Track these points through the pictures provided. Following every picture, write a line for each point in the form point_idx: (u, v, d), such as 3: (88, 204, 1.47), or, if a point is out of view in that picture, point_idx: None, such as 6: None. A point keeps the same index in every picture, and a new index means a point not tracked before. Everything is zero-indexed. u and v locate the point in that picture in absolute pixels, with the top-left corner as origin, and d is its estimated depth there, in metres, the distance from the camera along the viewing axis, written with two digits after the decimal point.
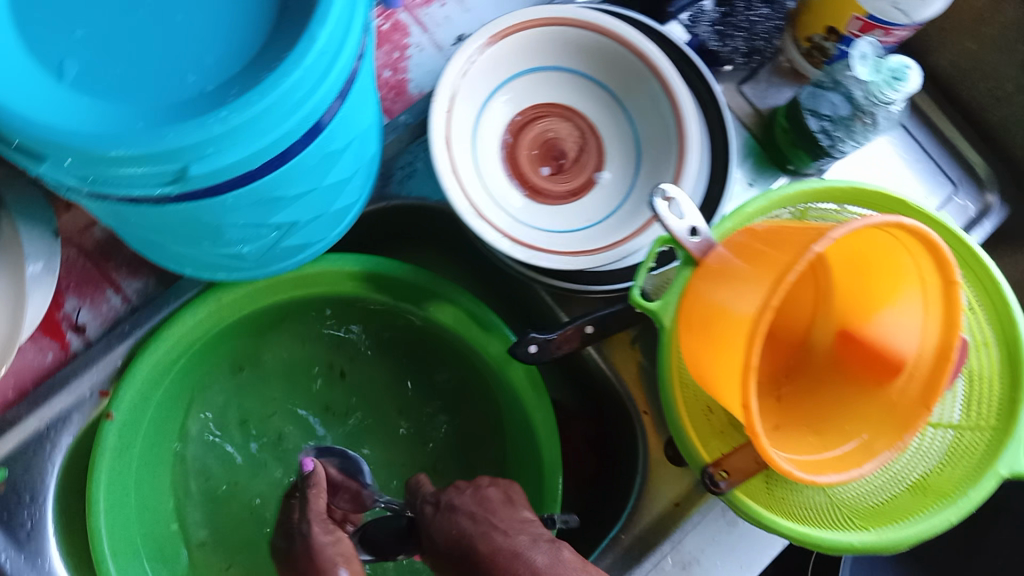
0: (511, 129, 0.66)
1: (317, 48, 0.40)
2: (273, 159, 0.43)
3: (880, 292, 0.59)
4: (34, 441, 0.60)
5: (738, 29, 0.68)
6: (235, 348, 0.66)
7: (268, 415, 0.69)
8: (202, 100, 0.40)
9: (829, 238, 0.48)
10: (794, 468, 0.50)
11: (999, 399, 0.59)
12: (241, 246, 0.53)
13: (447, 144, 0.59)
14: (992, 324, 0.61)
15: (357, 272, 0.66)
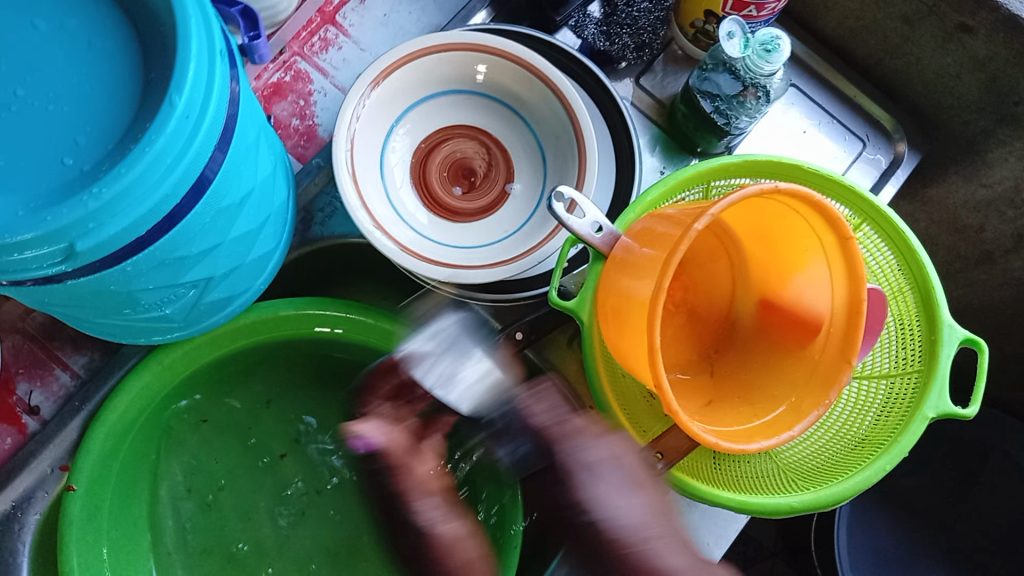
0: (416, 158, 0.68)
1: (178, 114, 0.43)
2: (161, 221, 0.46)
3: (789, 258, 0.61)
4: (3, 522, 0.63)
5: (622, 26, 0.71)
6: (196, 404, 0.69)
7: (233, 466, 0.71)
8: (79, 181, 0.43)
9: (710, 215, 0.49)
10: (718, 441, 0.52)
11: (921, 342, 0.60)
12: (163, 308, 0.55)
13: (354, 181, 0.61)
14: (904, 272, 0.61)
15: (295, 317, 0.67)
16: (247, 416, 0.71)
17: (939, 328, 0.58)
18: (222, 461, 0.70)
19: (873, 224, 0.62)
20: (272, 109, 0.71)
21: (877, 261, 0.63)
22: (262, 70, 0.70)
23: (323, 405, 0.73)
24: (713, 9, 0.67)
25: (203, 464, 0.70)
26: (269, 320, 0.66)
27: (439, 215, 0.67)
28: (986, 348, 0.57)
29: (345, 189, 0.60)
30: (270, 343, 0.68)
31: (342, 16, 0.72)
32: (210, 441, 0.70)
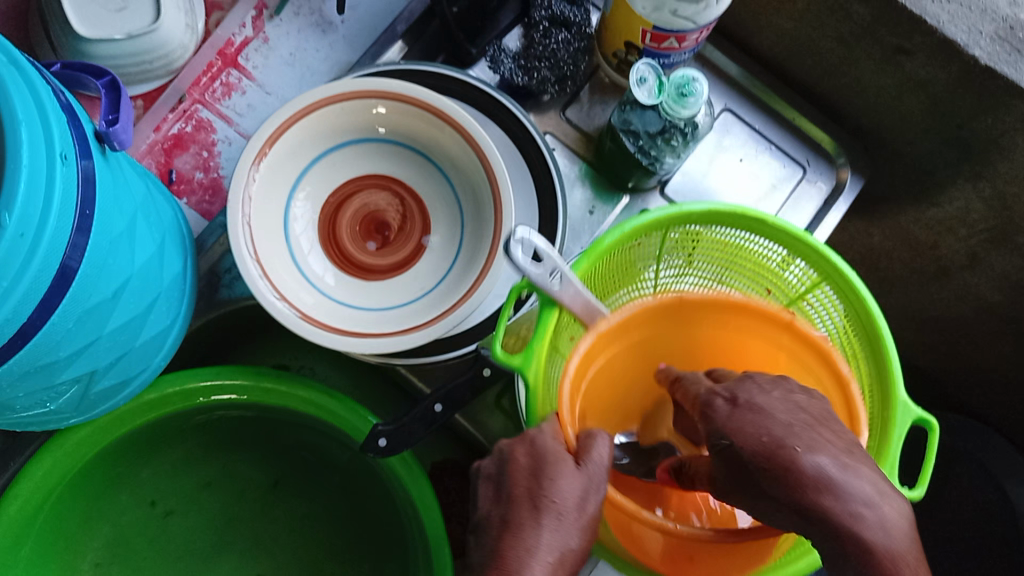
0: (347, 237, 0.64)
1: (9, 234, 0.39)
2: (9, 340, 0.42)
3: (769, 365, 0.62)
4: None
5: (540, 59, 0.66)
6: (120, 474, 0.67)
7: (159, 535, 0.69)
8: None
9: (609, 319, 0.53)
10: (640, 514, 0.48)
11: (871, 415, 0.56)
12: (42, 405, 0.52)
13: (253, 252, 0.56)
14: (859, 337, 0.57)
15: (207, 386, 0.64)
16: (177, 478, 0.70)
17: (893, 405, 0.54)
18: (151, 526, 0.69)
19: (832, 284, 0.57)
20: (174, 163, 0.67)
21: (833, 322, 0.60)
22: (161, 122, 0.67)
23: (256, 467, 0.71)
24: (634, 41, 0.63)
25: (131, 532, 0.69)
26: (188, 394, 0.64)
27: (352, 276, 0.63)
28: (939, 430, 0.53)
29: (244, 264, 0.55)
30: (192, 411, 0.66)
31: (245, 58, 0.68)
32: (137, 508, 0.69)
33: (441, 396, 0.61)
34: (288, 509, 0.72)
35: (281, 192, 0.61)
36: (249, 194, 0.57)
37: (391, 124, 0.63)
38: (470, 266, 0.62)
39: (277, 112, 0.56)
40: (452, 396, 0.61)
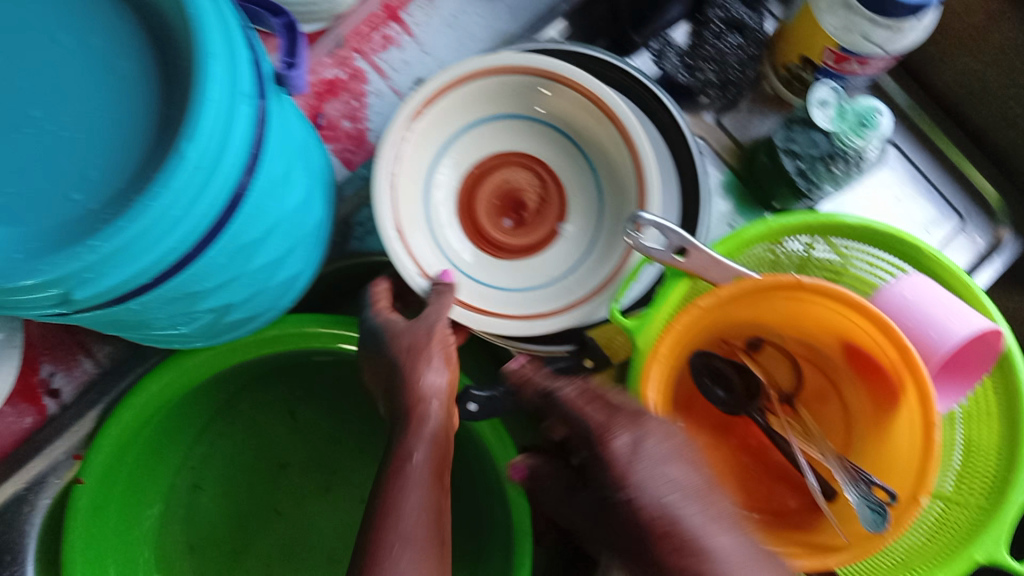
0: (469, 181, 0.64)
1: (189, 167, 0.39)
2: (172, 266, 0.43)
3: (877, 382, 0.54)
4: (15, 502, 0.63)
5: (706, 61, 0.63)
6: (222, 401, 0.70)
7: (243, 466, 0.71)
8: (81, 222, 0.41)
9: (712, 294, 0.50)
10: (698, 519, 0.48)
11: (993, 474, 0.54)
12: (177, 327, 0.53)
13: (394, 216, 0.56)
14: (999, 392, 0.55)
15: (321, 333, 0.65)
16: (267, 415, 0.72)
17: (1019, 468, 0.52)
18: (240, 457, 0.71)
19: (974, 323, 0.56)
20: (324, 108, 0.67)
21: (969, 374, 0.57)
22: (317, 65, 0.67)
23: (347, 420, 0.73)
24: (812, 58, 0.60)
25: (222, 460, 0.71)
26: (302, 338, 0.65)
27: (483, 250, 0.63)
28: None
29: (382, 225, 0.55)
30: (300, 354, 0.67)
31: (407, 14, 0.68)
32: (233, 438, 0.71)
33: (536, 374, 0.59)
34: (365, 463, 0.72)
35: (427, 155, 0.61)
36: (398, 153, 0.57)
37: (546, 105, 0.62)
38: (602, 263, 0.61)
39: (440, 75, 0.56)
40: None
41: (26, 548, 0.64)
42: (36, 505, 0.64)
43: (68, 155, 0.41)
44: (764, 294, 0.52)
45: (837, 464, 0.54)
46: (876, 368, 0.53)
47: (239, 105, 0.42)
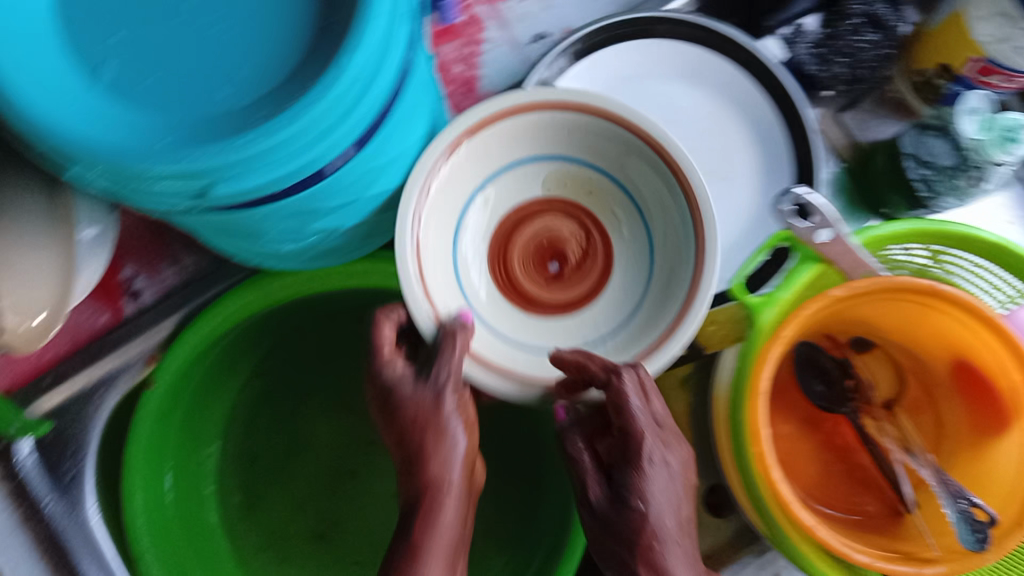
0: (509, 220, 0.59)
1: (351, 74, 0.38)
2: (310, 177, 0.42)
3: (980, 401, 0.54)
4: (83, 397, 0.62)
5: (840, 55, 0.61)
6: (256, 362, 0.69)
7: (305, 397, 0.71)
8: (226, 120, 0.39)
9: (845, 287, 0.50)
10: (800, 513, 0.48)
11: None
12: (280, 245, 0.52)
13: (417, 248, 0.51)
14: None
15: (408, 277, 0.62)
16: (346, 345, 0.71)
17: None
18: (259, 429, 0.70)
19: None
20: None
21: None
22: None
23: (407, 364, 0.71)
24: (952, 65, 0.59)
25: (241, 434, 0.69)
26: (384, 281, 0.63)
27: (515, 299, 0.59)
28: None
29: (403, 265, 0.50)
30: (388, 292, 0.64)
31: None
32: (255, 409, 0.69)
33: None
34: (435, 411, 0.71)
35: (465, 189, 0.57)
36: (428, 184, 0.52)
37: (593, 144, 0.57)
38: (646, 331, 0.55)
39: (481, 105, 0.52)
40: None
41: (89, 442, 0.63)
42: (104, 403, 0.63)
43: (216, 48, 0.40)
44: (898, 296, 0.52)
45: (932, 474, 0.53)
46: (982, 386, 0.53)
47: (395, 20, 0.41)
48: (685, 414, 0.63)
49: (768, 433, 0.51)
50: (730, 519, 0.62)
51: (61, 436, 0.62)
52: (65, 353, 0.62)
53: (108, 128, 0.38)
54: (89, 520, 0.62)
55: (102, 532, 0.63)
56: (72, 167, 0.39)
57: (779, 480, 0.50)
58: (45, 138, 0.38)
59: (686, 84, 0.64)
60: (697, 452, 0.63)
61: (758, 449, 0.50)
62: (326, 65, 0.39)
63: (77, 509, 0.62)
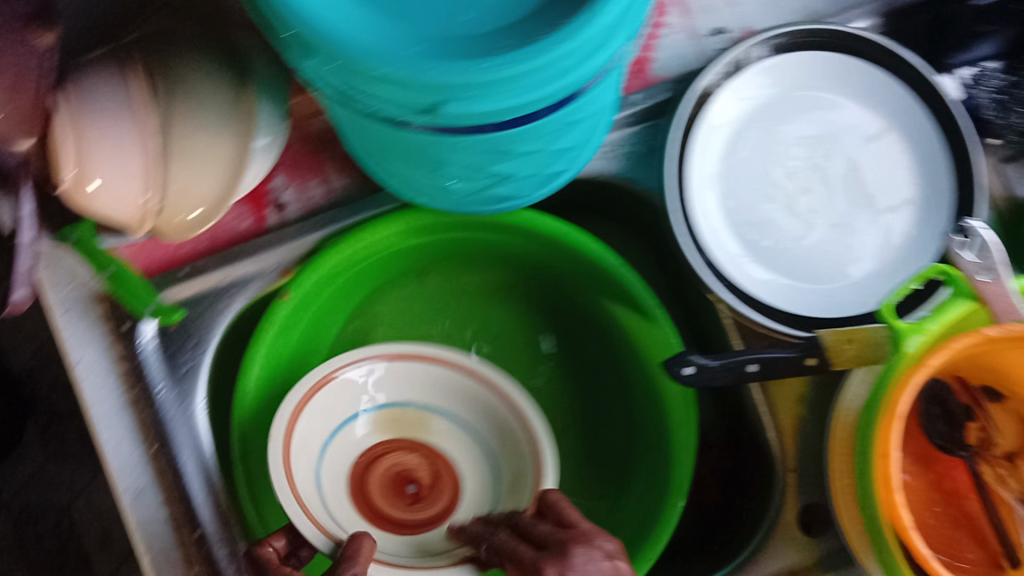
0: (360, 467, 0.63)
1: (608, 19, 0.37)
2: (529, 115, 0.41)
3: None
4: (212, 295, 0.63)
5: (1020, 104, 0.63)
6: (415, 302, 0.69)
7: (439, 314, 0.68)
8: (472, 41, 0.38)
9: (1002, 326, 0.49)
10: (918, 542, 0.48)
11: None
12: (451, 181, 0.52)
13: (286, 439, 0.56)
14: None
15: (565, 231, 0.62)
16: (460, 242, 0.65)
17: None
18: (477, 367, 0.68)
19: None
20: None
21: None
22: None
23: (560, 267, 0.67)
24: None
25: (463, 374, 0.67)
26: (533, 228, 0.62)
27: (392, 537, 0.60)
28: None
29: (276, 443, 0.55)
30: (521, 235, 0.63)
31: None
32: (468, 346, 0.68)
33: (760, 357, 0.57)
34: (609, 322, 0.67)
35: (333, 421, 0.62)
36: (293, 427, 0.57)
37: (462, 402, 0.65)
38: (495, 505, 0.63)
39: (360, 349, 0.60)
40: (771, 363, 0.57)
41: (209, 339, 0.63)
42: (231, 304, 0.63)
43: None
44: None
45: None
46: None
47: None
48: (794, 429, 0.63)
49: (896, 459, 0.51)
50: (819, 541, 0.61)
51: (183, 328, 0.63)
52: (203, 250, 0.62)
53: (359, 22, 0.37)
54: (195, 414, 0.63)
55: (204, 427, 0.64)
56: (313, 54, 0.38)
57: (900, 505, 0.50)
58: (290, 23, 0.37)
59: (851, 100, 0.62)
60: (801, 468, 0.63)
61: (885, 472, 0.50)
62: (585, 4, 0.37)
63: (187, 402, 0.63)
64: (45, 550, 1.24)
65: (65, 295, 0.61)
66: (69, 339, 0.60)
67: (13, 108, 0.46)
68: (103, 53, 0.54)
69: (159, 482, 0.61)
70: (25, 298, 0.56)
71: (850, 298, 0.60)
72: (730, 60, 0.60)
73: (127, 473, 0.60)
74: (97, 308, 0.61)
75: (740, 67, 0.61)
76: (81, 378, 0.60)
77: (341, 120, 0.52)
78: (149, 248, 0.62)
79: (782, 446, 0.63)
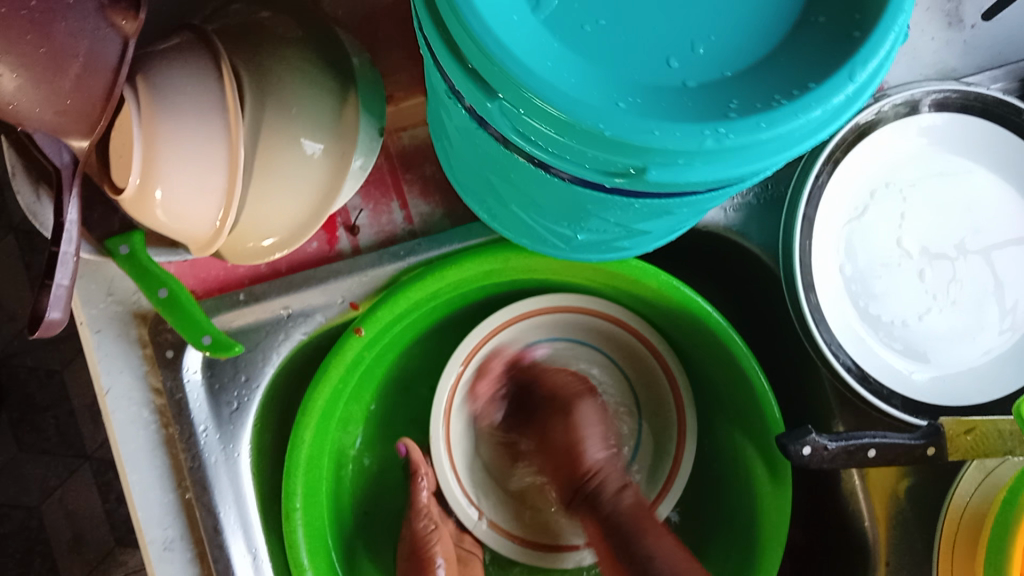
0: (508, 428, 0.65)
1: (852, 92, 0.32)
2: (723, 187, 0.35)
3: None
4: (270, 324, 0.56)
5: None
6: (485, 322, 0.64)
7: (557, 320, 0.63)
8: (683, 97, 0.32)
9: None
10: None
11: None
12: (577, 231, 0.46)
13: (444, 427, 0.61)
14: None
15: (662, 279, 0.55)
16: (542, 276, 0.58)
17: None
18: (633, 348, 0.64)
19: None
20: None
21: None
22: None
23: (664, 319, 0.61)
24: None
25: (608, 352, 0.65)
26: (636, 276, 0.56)
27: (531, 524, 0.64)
28: None
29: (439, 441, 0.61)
30: (615, 274, 0.56)
31: None
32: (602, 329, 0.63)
33: (880, 442, 0.52)
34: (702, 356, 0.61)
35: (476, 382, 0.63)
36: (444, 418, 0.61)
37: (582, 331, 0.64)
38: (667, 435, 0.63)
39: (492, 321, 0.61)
40: (890, 450, 0.52)
41: (262, 375, 0.56)
42: (290, 336, 0.56)
43: (684, 14, 0.33)
44: None
45: None
46: None
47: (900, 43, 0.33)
48: (891, 517, 0.58)
49: None
50: None
51: (234, 360, 0.56)
52: (263, 273, 0.56)
53: (560, 65, 0.32)
54: (240, 459, 0.56)
55: (247, 476, 0.56)
56: (499, 95, 0.33)
57: None
58: (477, 54, 0.32)
59: (987, 173, 0.58)
60: (896, 562, 0.58)
61: None
62: (825, 71, 0.32)
63: (231, 445, 0.56)
64: (11, 548, 1.13)
65: (98, 313, 0.54)
66: (99, 364, 0.54)
67: (75, 100, 0.43)
68: (184, 40, 0.47)
69: (189, 535, 0.54)
70: (61, 319, 0.49)
71: (970, 384, 0.56)
72: (905, 97, 0.56)
73: (155, 522, 0.54)
74: (137, 328, 0.55)
75: (918, 106, 0.56)
76: (110, 409, 0.54)
77: (460, 151, 0.46)
78: (203, 266, 0.55)
79: (875, 535, 0.58)
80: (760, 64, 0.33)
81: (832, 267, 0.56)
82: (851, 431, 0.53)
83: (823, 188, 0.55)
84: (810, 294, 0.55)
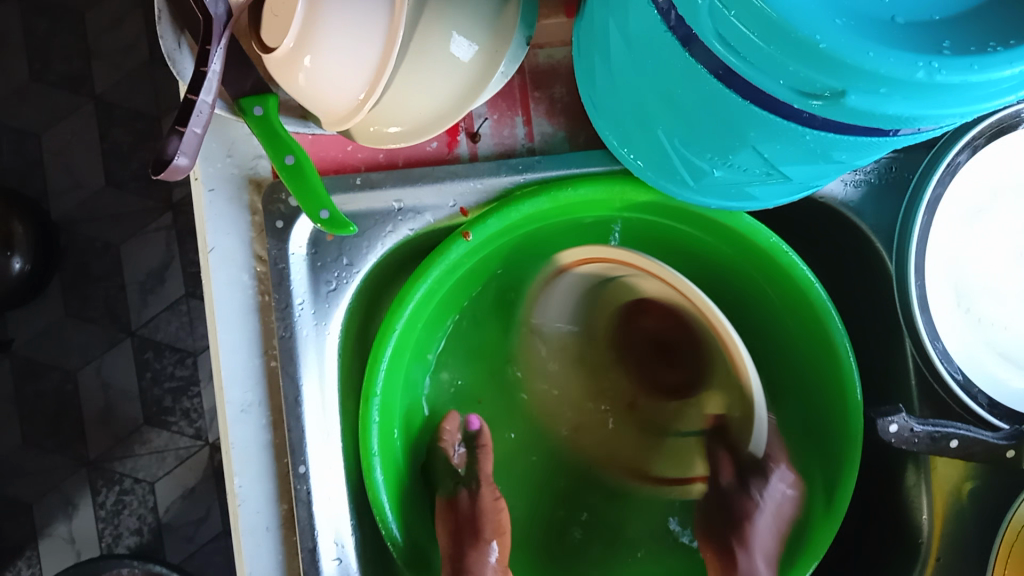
0: None
1: None
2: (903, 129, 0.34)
3: None
4: (380, 215, 0.57)
5: None
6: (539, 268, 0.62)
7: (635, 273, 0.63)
8: (894, 31, 0.32)
9: None
10: None
11: None
12: (720, 167, 0.45)
13: None
14: None
15: (773, 240, 0.55)
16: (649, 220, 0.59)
17: None
18: None
19: None
20: None
21: None
22: None
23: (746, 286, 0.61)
24: None
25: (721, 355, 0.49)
26: (745, 233, 0.55)
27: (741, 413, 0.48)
28: None
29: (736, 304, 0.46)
30: (727, 230, 0.56)
31: None
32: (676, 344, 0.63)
33: (964, 434, 0.52)
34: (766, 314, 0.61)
35: None
36: None
37: None
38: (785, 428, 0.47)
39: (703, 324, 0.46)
40: (972, 444, 0.52)
41: (365, 261, 0.57)
42: (398, 230, 0.57)
43: None
44: None
45: None
46: None
47: None
48: (950, 515, 0.57)
49: None
50: None
51: (341, 242, 0.56)
52: (381, 163, 0.56)
53: None
54: (328, 338, 0.57)
55: (332, 354, 0.58)
56: None
57: None
58: None
59: None
60: (946, 556, 0.57)
61: None
62: None
63: (323, 323, 0.57)
64: (43, 409, 1.09)
65: (216, 171, 0.55)
66: (210, 222, 0.54)
67: None
68: None
69: (268, 402, 0.56)
70: (186, 166, 0.47)
71: None
72: None
73: (237, 384, 0.55)
74: (250, 194, 0.56)
75: None
76: (212, 268, 0.54)
77: (614, 67, 0.46)
78: (323, 146, 0.56)
79: (931, 530, 0.57)
80: (981, 6, 0.32)
81: (942, 258, 0.56)
82: (937, 418, 0.53)
83: (954, 172, 0.55)
84: (920, 284, 0.55)
